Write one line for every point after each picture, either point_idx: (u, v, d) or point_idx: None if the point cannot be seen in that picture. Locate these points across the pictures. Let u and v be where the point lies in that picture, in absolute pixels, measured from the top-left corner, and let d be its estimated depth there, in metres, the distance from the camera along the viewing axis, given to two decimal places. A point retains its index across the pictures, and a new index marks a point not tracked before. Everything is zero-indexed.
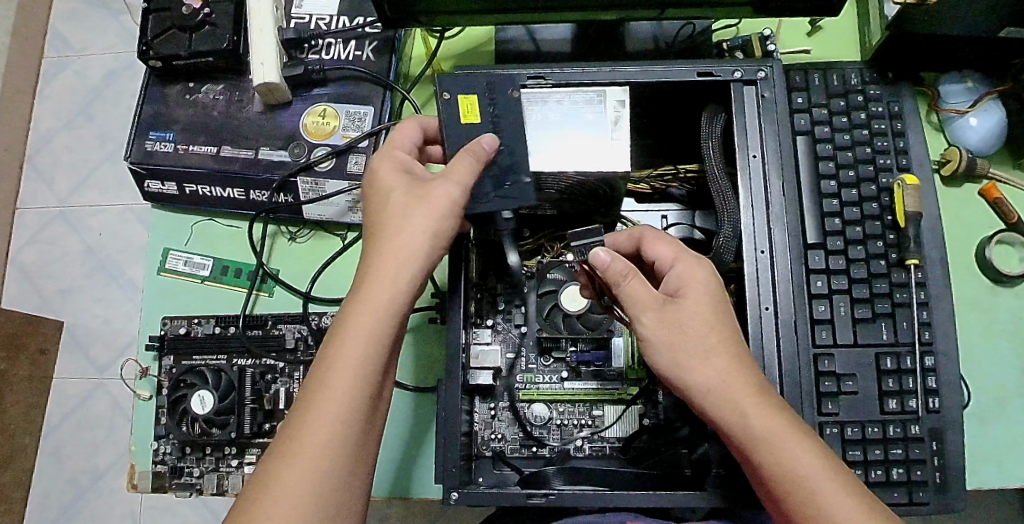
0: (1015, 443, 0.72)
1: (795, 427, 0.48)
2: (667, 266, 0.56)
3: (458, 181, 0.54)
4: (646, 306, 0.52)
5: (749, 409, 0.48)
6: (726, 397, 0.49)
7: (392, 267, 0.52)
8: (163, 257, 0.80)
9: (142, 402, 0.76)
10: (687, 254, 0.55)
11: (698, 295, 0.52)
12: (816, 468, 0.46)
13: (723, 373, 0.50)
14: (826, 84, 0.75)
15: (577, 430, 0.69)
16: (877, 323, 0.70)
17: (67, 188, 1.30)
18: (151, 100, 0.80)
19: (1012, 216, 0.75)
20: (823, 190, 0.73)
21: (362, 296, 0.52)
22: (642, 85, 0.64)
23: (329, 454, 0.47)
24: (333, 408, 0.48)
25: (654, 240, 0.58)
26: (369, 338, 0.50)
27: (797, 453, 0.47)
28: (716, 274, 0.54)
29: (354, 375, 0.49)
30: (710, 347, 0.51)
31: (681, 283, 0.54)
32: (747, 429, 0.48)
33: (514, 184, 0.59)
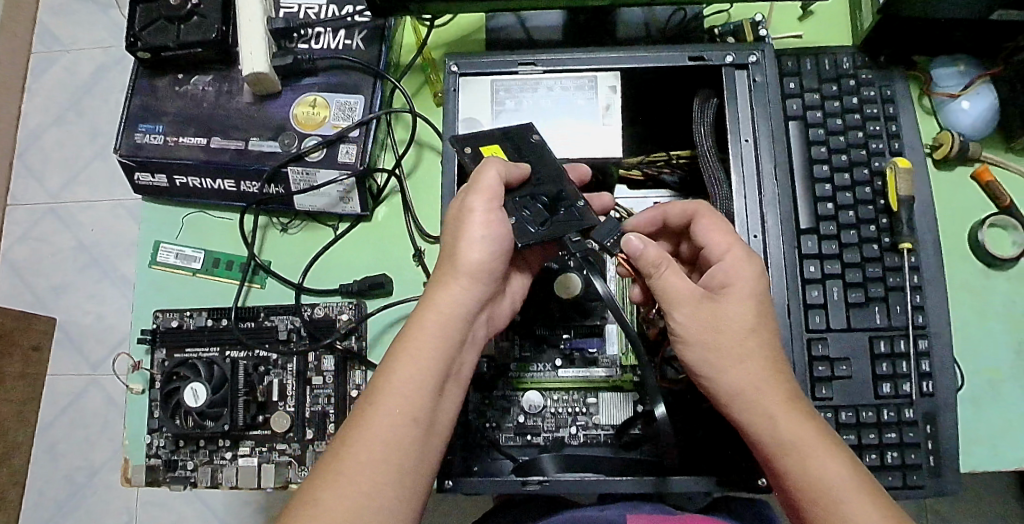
0: (1008, 426, 0.72)
1: (822, 437, 0.50)
2: (717, 258, 0.56)
3: (491, 187, 0.53)
4: (683, 303, 0.53)
5: (779, 415, 0.50)
6: (757, 402, 0.51)
7: (450, 278, 0.52)
8: (154, 250, 0.79)
9: (136, 397, 0.75)
10: (740, 249, 0.55)
11: (742, 293, 0.53)
12: (843, 480, 0.48)
13: (754, 376, 0.51)
14: (818, 69, 0.75)
15: (572, 417, 0.69)
16: (870, 307, 0.70)
17: (58, 184, 1.29)
18: (139, 91, 0.79)
19: (1004, 199, 0.76)
20: (815, 175, 0.73)
21: (426, 308, 0.52)
22: (634, 71, 0.63)
23: (383, 466, 0.47)
24: (391, 420, 0.48)
25: (708, 228, 0.56)
26: (429, 351, 0.51)
27: (822, 462, 0.49)
28: (762, 274, 0.55)
29: (411, 386, 0.49)
30: (750, 350, 0.52)
31: (728, 279, 0.54)
32: (775, 434, 0.50)
33: (569, 207, 0.56)
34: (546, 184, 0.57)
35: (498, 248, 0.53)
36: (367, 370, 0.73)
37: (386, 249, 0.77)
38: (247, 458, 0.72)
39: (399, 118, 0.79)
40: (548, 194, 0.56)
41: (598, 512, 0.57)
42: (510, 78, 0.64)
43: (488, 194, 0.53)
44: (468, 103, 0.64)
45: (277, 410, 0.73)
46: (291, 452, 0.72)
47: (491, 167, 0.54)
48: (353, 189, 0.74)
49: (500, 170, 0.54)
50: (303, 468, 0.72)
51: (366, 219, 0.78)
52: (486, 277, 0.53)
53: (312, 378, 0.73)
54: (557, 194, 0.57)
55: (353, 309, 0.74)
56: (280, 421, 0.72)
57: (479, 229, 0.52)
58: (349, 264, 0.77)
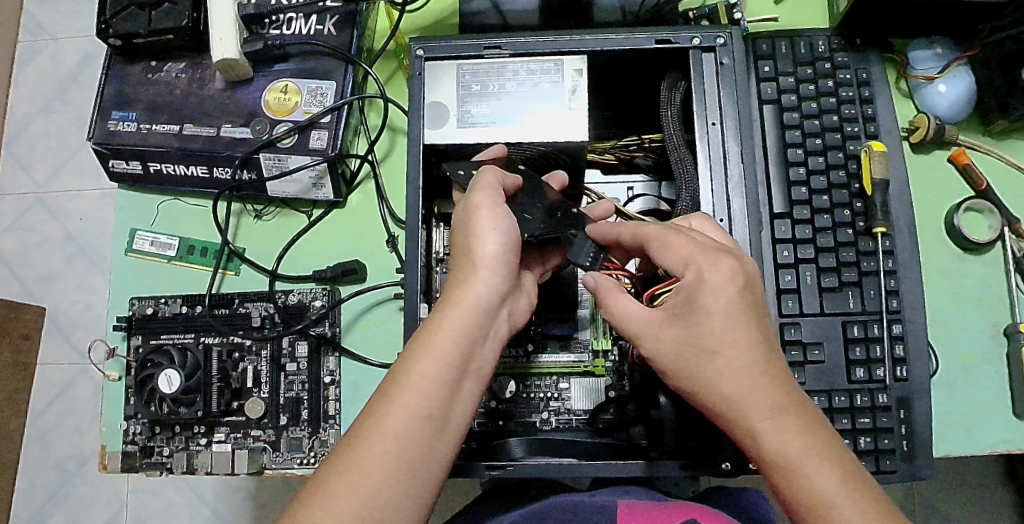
0: (982, 410, 0.72)
1: (819, 450, 0.45)
2: (679, 272, 0.50)
3: (488, 186, 0.53)
4: (642, 326, 0.50)
5: (764, 430, 0.46)
6: (740, 416, 0.47)
7: (467, 273, 0.51)
8: (130, 237, 0.80)
9: (112, 384, 0.76)
10: (699, 257, 0.49)
11: (708, 306, 0.47)
12: (839, 501, 0.43)
13: (738, 390, 0.47)
14: (793, 53, 0.75)
15: (544, 403, 0.68)
16: (843, 292, 0.70)
17: (44, 173, 1.29)
18: (112, 79, 0.79)
19: (980, 182, 0.75)
20: (789, 158, 0.72)
21: (446, 302, 0.50)
22: (599, 53, 0.64)
23: (392, 462, 0.45)
24: (405, 417, 0.46)
25: (660, 238, 0.51)
26: (449, 345, 0.48)
27: (815, 476, 0.44)
28: (735, 276, 0.48)
29: (427, 382, 0.47)
30: (732, 364, 0.47)
31: (692, 293, 0.48)
32: (760, 450, 0.46)
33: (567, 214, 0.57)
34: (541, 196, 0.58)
35: (512, 242, 0.52)
36: (340, 356, 0.74)
37: (361, 233, 0.78)
38: (221, 444, 0.73)
39: (373, 104, 0.80)
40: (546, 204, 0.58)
41: (587, 497, 0.54)
42: (476, 62, 0.64)
43: (491, 193, 0.53)
44: (433, 90, 0.64)
45: (251, 396, 0.73)
46: (266, 438, 0.73)
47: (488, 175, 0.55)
48: (325, 174, 0.74)
49: (498, 178, 0.55)
50: (278, 454, 0.72)
51: (341, 204, 0.79)
52: (503, 269, 0.51)
53: (286, 364, 0.74)
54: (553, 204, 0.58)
55: (326, 296, 0.75)
56: (255, 407, 0.72)
57: (488, 220, 0.51)
58: (324, 250, 0.77)
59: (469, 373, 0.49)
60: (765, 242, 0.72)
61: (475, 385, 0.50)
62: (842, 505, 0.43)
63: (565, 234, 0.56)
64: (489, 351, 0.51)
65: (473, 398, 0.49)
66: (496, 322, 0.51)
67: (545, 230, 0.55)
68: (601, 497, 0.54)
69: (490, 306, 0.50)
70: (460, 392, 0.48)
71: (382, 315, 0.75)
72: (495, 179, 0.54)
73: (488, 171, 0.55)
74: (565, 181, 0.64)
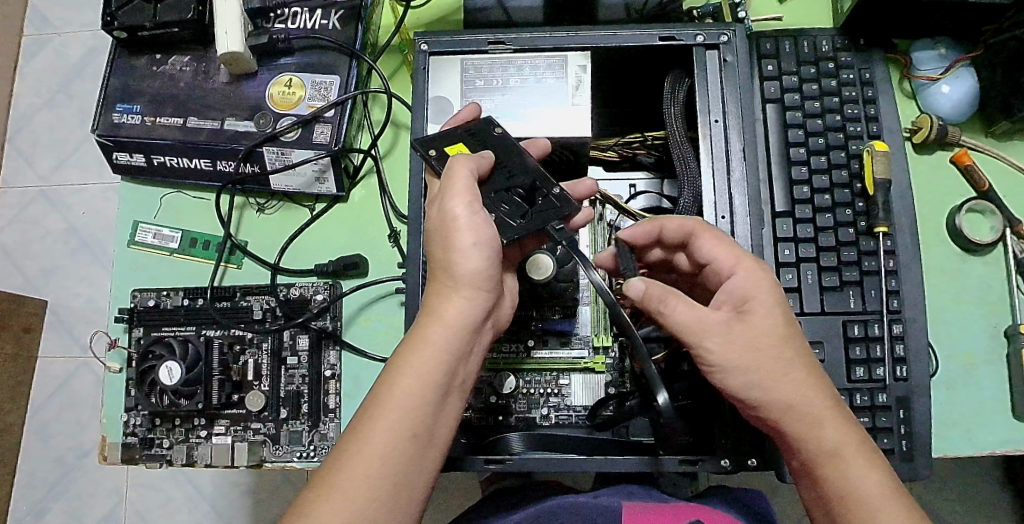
0: (982, 411, 0.72)
1: (859, 443, 0.50)
2: (731, 271, 0.53)
3: (467, 191, 0.51)
4: (711, 328, 0.50)
5: (826, 422, 0.50)
6: (803, 413, 0.50)
7: (449, 288, 0.50)
8: (132, 229, 0.80)
9: (113, 375, 0.76)
10: (749, 260, 0.53)
11: (766, 306, 0.51)
12: (882, 490, 0.49)
13: (800, 387, 0.50)
14: (796, 52, 0.75)
15: (544, 398, 0.68)
16: (844, 291, 0.70)
17: (48, 167, 1.29)
18: (117, 71, 0.79)
19: (983, 183, 0.75)
20: (791, 157, 0.72)
21: (428, 319, 0.50)
22: (603, 49, 0.64)
23: (381, 485, 0.46)
24: (391, 441, 0.47)
25: (711, 239, 0.54)
26: (434, 365, 0.48)
27: (863, 470, 0.49)
28: (775, 281, 0.53)
29: (412, 404, 0.48)
30: (790, 362, 0.51)
31: (748, 293, 0.52)
32: (818, 444, 0.50)
33: (546, 196, 0.55)
34: (518, 175, 0.56)
35: (495, 253, 0.50)
36: (341, 349, 0.74)
37: (363, 228, 0.78)
38: (221, 437, 0.73)
39: (377, 98, 0.81)
40: (522, 186, 0.55)
41: (590, 498, 0.54)
42: (480, 58, 0.64)
43: (471, 200, 0.50)
44: (437, 85, 0.64)
45: (252, 389, 0.73)
46: (265, 432, 0.73)
47: (461, 168, 0.52)
48: (328, 168, 0.74)
49: (469, 169, 0.52)
50: (278, 447, 0.72)
51: (344, 199, 0.79)
52: (487, 284, 0.50)
53: (287, 358, 0.74)
54: (532, 185, 0.55)
55: (328, 290, 0.75)
56: (255, 400, 0.72)
57: (471, 233, 0.49)
58: (325, 244, 0.78)
59: (453, 389, 0.50)
60: (767, 240, 0.72)
61: (459, 399, 0.51)
62: (886, 493, 0.49)
63: (543, 225, 0.53)
64: (472, 364, 0.52)
65: (456, 412, 0.51)
66: (479, 335, 0.52)
67: (520, 228, 0.53)
68: (606, 498, 0.55)
69: (475, 322, 0.50)
70: (444, 409, 0.50)
71: (383, 310, 0.75)
72: (469, 177, 0.52)
73: (459, 160, 0.53)
74: (545, 148, 0.59)
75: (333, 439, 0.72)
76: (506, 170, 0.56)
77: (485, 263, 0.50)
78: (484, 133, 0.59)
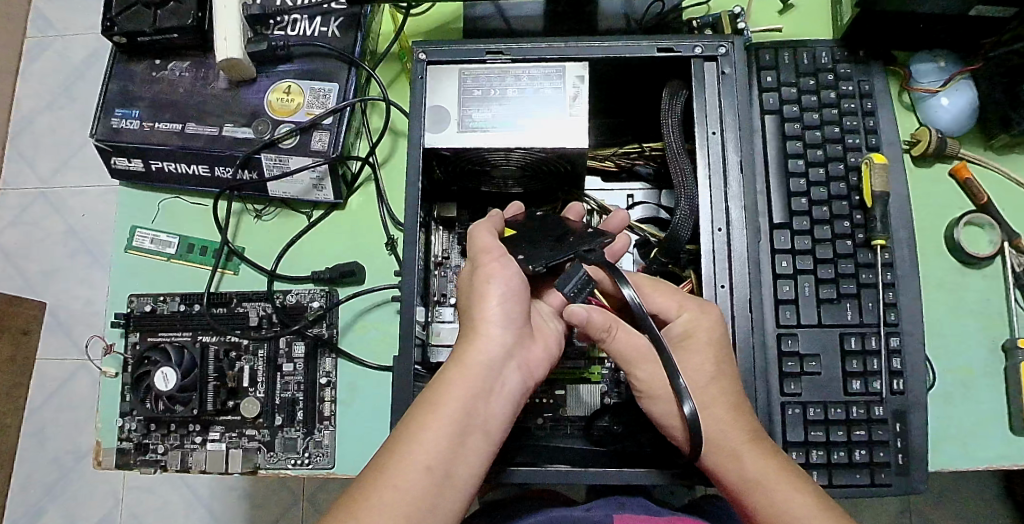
0: (979, 424, 0.72)
1: (785, 471, 0.52)
2: (673, 316, 0.55)
3: (485, 242, 0.56)
4: (641, 359, 0.54)
5: (747, 454, 0.52)
6: (723, 445, 0.52)
7: (470, 332, 0.53)
8: (129, 234, 0.80)
9: (108, 379, 0.75)
10: (692, 304, 0.55)
11: (703, 345, 0.54)
12: (806, 514, 0.50)
13: (719, 421, 0.53)
14: (796, 64, 0.75)
15: (540, 408, 0.68)
16: (842, 303, 0.70)
17: (48, 169, 1.29)
18: (117, 76, 0.79)
19: (981, 196, 0.75)
20: (790, 169, 0.72)
21: (452, 360, 0.52)
22: (600, 60, 0.64)
23: (393, 514, 0.46)
24: (408, 470, 0.48)
25: (659, 290, 0.56)
26: (453, 402, 0.49)
27: (788, 499, 0.50)
28: (719, 321, 0.55)
29: (430, 437, 0.49)
30: (708, 399, 0.53)
31: (687, 333, 0.54)
32: (740, 472, 0.52)
33: (578, 235, 0.58)
34: (548, 230, 0.60)
35: (513, 295, 0.53)
36: (337, 357, 0.74)
37: (361, 234, 0.78)
38: (216, 443, 0.73)
39: (376, 106, 0.81)
40: (553, 234, 0.59)
41: (581, 512, 0.55)
42: (478, 67, 0.64)
43: (490, 249, 0.56)
44: (434, 94, 0.64)
45: (247, 396, 0.73)
46: (260, 438, 0.73)
47: (482, 228, 0.58)
48: (326, 176, 0.74)
49: (489, 228, 0.58)
50: (273, 454, 0.72)
51: (341, 206, 0.79)
52: (506, 326, 0.53)
53: (282, 365, 0.74)
54: (562, 232, 0.59)
55: (325, 297, 0.75)
56: (250, 407, 0.72)
57: (488, 276, 0.53)
58: (321, 251, 0.78)
59: (475, 429, 0.50)
60: (765, 252, 0.71)
61: (482, 441, 0.51)
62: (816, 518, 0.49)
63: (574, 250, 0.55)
64: (497, 407, 0.51)
65: (478, 454, 0.50)
66: (505, 379, 0.52)
67: (554, 253, 0.55)
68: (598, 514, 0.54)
69: (497, 364, 0.51)
70: (464, 448, 0.50)
71: (380, 317, 0.75)
72: (491, 234, 0.58)
73: (478, 225, 0.59)
74: (581, 211, 0.66)
75: (328, 447, 0.72)
76: (535, 230, 0.60)
77: (504, 307, 0.53)
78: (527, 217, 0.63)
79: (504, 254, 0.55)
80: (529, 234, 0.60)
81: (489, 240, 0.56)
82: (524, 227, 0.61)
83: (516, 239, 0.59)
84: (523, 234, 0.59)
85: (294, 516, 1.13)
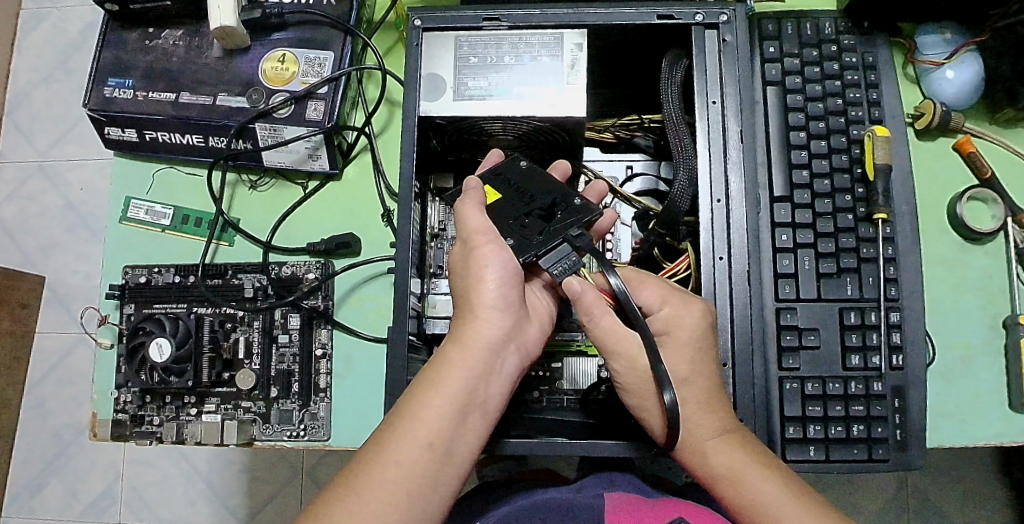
0: (977, 401, 0.72)
1: (755, 459, 0.53)
2: (654, 309, 0.55)
3: (479, 224, 0.54)
4: (618, 353, 0.53)
5: (710, 448, 0.53)
6: (689, 439, 0.53)
7: (469, 314, 0.52)
8: (124, 205, 0.79)
9: (104, 351, 0.75)
10: (675, 298, 0.55)
11: (680, 341, 0.53)
12: (774, 501, 0.51)
13: (689, 415, 0.53)
14: (799, 34, 0.73)
15: (535, 381, 0.67)
16: (842, 278, 0.69)
17: (46, 142, 1.28)
18: (110, 45, 0.78)
19: (985, 170, 0.74)
20: (791, 142, 0.71)
21: (451, 341, 0.51)
22: (598, 26, 0.63)
23: (396, 491, 0.46)
24: (407, 451, 0.47)
25: (640, 283, 0.56)
26: (453, 384, 0.49)
27: (757, 485, 0.52)
28: (702, 316, 0.54)
29: (430, 419, 0.48)
30: (683, 387, 0.53)
31: (667, 329, 0.54)
32: (706, 465, 0.53)
33: (565, 209, 0.56)
34: (538, 196, 0.58)
35: (510, 280, 0.52)
36: (332, 329, 0.74)
37: (356, 207, 0.77)
38: (211, 415, 0.73)
39: (372, 76, 0.80)
40: (542, 206, 0.57)
41: (573, 494, 0.52)
42: (474, 34, 0.63)
43: (484, 230, 0.53)
44: (430, 60, 0.63)
45: (243, 367, 0.73)
46: (256, 410, 0.73)
47: (468, 204, 0.55)
48: (321, 146, 0.73)
49: (477, 206, 0.55)
50: (268, 426, 0.72)
51: (337, 177, 0.78)
52: (504, 309, 0.52)
53: (278, 336, 0.74)
54: (550, 202, 0.57)
55: (320, 269, 0.75)
56: (245, 379, 0.72)
57: (489, 261, 0.52)
58: (315, 225, 0.77)
59: (474, 409, 0.50)
60: (764, 225, 0.71)
61: (481, 421, 0.50)
62: (786, 504, 0.51)
63: (564, 236, 0.54)
64: (496, 388, 0.51)
65: (478, 433, 0.50)
66: (502, 361, 0.52)
67: (543, 242, 0.54)
68: (588, 494, 0.52)
69: (494, 347, 0.51)
70: (464, 428, 0.49)
71: (376, 289, 0.75)
72: (481, 212, 0.55)
73: (464, 202, 0.56)
74: (569, 170, 0.63)
75: (323, 419, 0.72)
76: (523, 196, 0.58)
77: (502, 289, 0.52)
78: (509, 169, 0.60)
79: (499, 238, 0.53)
80: (518, 202, 0.57)
81: (481, 220, 0.54)
82: (512, 188, 0.59)
83: (502, 209, 0.57)
84: (511, 204, 0.57)
85: (293, 490, 1.13)
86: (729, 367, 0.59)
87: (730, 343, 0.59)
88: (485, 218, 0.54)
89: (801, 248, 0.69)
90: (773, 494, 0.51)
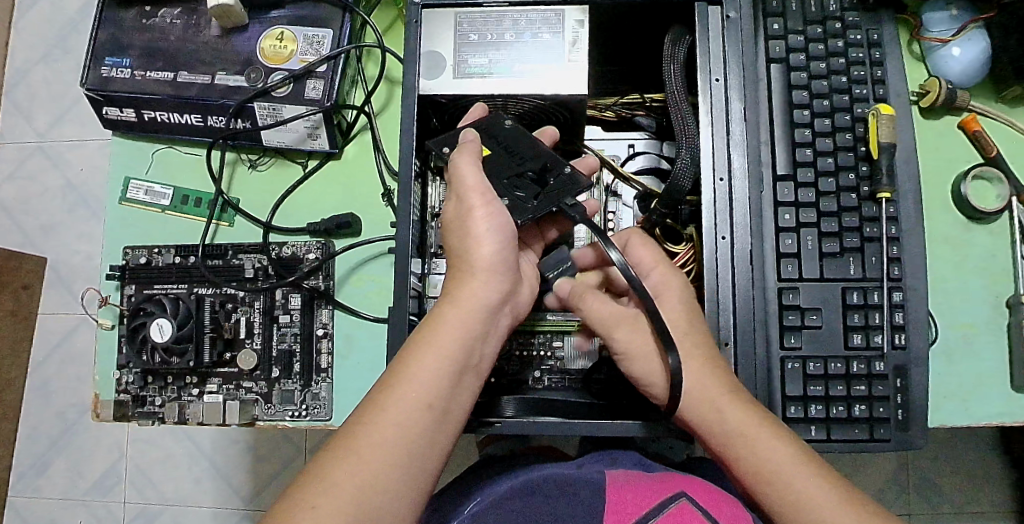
0: (979, 380, 0.71)
1: (765, 422, 0.52)
2: (648, 271, 0.58)
3: (478, 183, 0.53)
4: (616, 325, 0.54)
5: (723, 404, 0.52)
6: (704, 397, 0.52)
7: (466, 273, 0.52)
8: (124, 185, 0.79)
9: (106, 332, 0.75)
10: (666, 264, 0.58)
11: (673, 306, 0.56)
12: (788, 459, 0.50)
13: (696, 380, 0.53)
14: (804, 10, 0.72)
15: (538, 361, 0.67)
16: (845, 258, 0.68)
17: (45, 123, 1.27)
18: (106, 23, 0.77)
19: (991, 149, 0.73)
20: (795, 119, 0.70)
21: (448, 300, 0.51)
22: (600, 3, 0.62)
23: (398, 451, 0.45)
24: (410, 410, 0.47)
25: (637, 243, 0.58)
26: (454, 343, 0.49)
27: (770, 444, 0.51)
28: (686, 283, 0.58)
29: (431, 378, 0.48)
30: (687, 349, 0.54)
31: (659, 291, 0.57)
32: (721, 424, 0.52)
33: (557, 176, 0.57)
34: (529, 160, 0.58)
35: (507, 241, 0.52)
36: (333, 309, 0.74)
37: (356, 187, 0.77)
38: (213, 395, 0.73)
39: (371, 55, 0.79)
40: (533, 169, 0.57)
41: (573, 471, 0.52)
42: (475, 11, 0.62)
43: (480, 190, 0.53)
44: (431, 37, 0.62)
45: (244, 347, 0.73)
46: (257, 390, 0.73)
47: (467, 161, 0.54)
48: (321, 125, 0.73)
49: (475, 163, 0.55)
50: (270, 406, 0.72)
51: (336, 156, 0.78)
52: (502, 269, 0.52)
53: (278, 316, 0.74)
54: (541, 168, 0.57)
55: (321, 249, 0.75)
56: (246, 359, 0.72)
57: (487, 222, 0.52)
58: (314, 205, 0.77)
59: (470, 367, 0.50)
60: (768, 204, 0.70)
61: (475, 380, 0.51)
62: (798, 467, 0.49)
63: (557, 204, 0.55)
64: (489, 346, 0.52)
65: (473, 392, 0.51)
66: (497, 320, 0.52)
67: (539, 206, 0.55)
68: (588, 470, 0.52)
69: (492, 307, 0.51)
70: (461, 386, 0.50)
71: (377, 269, 0.75)
72: (478, 169, 0.54)
73: (459, 154, 0.55)
74: (555, 136, 0.63)
75: (325, 399, 0.72)
76: (514, 157, 0.58)
77: (500, 251, 0.52)
78: (496, 129, 0.60)
79: (495, 199, 0.53)
80: (509, 163, 0.58)
81: (479, 178, 0.53)
82: (502, 150, 0.59)
83: (492, 167, 0.57)
84: (500, 167, 0.57)
85: (295, 469, 1.14)
86: (731, 346, 0.59)
87: (732, 323, 0.59)
88: (482, 176, 0.54)
89: (804, 228, 0.69)
90: (785, 454, 0.50)
